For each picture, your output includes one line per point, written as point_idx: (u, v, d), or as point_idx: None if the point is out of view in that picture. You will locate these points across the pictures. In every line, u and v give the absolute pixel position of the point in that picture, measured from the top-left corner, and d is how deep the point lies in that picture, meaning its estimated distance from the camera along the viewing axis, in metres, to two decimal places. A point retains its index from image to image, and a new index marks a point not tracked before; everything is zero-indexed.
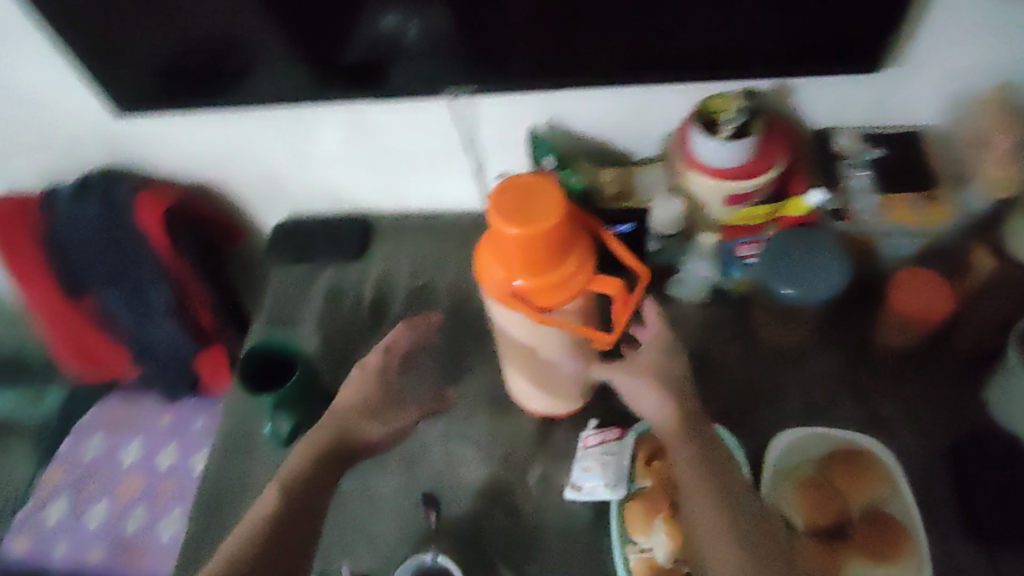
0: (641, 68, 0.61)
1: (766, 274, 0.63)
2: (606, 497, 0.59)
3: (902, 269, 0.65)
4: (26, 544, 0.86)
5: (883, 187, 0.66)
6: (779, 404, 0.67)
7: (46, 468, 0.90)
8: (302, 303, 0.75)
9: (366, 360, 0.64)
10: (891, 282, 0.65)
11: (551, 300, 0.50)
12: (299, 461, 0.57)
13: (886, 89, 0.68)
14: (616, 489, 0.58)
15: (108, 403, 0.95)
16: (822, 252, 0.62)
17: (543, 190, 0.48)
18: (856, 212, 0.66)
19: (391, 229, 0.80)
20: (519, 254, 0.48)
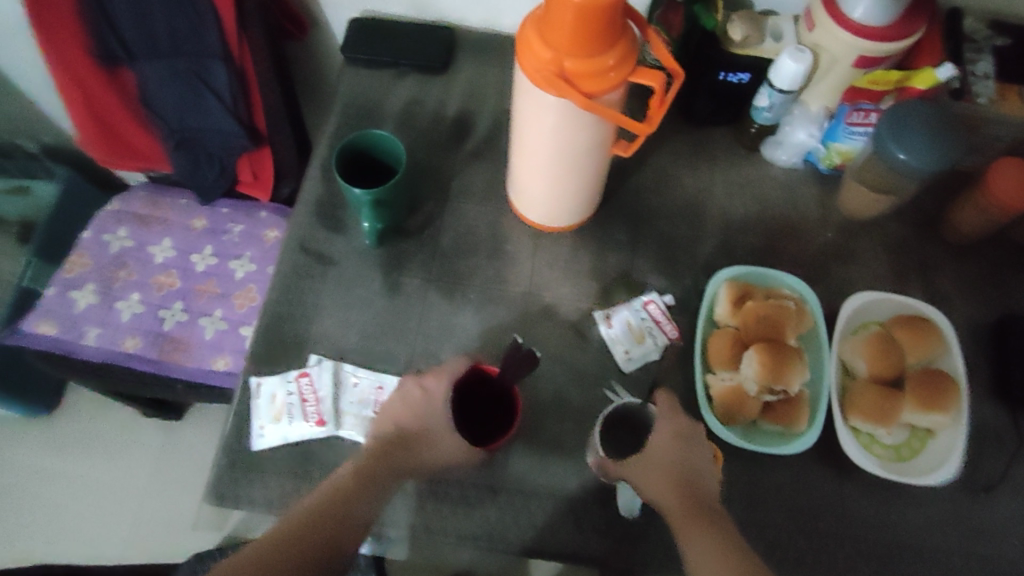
0: None
1: (880, 138, 0.63)
2: (616, 351, 0.65)
3: (1005, 158, 0.64)
4: (51, 329, 0.82)
5: (1001, 78, 0.67)
6: (850, 268, 0.70)
7: (72, 254, 0.85)
8: (380, 107, 0.75)
9: (429, 382, 0.57)
10: (991, 169, 0.65)
11: (591, 88, 0.51)
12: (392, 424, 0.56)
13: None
14: (629, 362, 0.65)
15: (136, 197, 0.90)
16: (938, 122, 0.61)
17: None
18: (978, 95, 0.66)
19: (476, 46, 0.79)
20: (568, 30, 0.48)
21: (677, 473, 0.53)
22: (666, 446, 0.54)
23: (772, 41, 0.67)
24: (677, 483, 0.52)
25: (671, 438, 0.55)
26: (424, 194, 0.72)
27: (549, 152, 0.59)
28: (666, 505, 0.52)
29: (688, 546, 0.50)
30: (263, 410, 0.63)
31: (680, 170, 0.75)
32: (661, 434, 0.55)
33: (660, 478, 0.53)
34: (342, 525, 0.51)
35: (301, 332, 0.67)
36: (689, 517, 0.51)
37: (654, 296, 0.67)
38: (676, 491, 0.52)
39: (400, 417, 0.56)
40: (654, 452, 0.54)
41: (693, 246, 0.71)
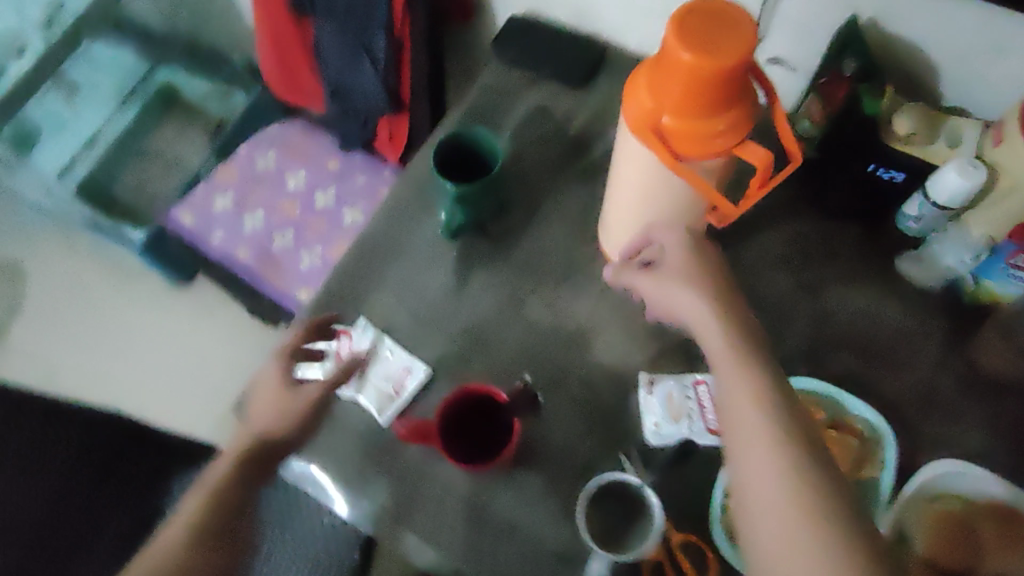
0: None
1: None
2: (648, 422, 0.60)
3: None
4: (188, 219, 0.92)
5: None
6: (953, 429, 0.59)
7: (224, 161, 0.95)
8: (508, 105, 0.76)
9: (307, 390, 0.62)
10: None
11: (685, 150, 0.47)
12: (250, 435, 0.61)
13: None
14: (657, 437, 0.60)
15: (290, 127, 0.99)
16: None
17: (736, 29, 0.42)
18: None
19: (624, 69, 0.77)
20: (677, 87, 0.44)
21: (740, 336, 0.49)
22: (668, 277, 0.54)
23: (945, 144, 0.58)
24: (744, 361, 0.47)
25: (682, 251, 0.54)
26: (516, 201, 0.71)
27: (634, 198, 0.56)
28: (732, 426, 0.46)
29: (752, 473, 0.43)
30: (306, 350, 0.66)
31: (791, 256, 0.67)
32: (673, 242, 0.55)
33: (684, 292, 0.52)
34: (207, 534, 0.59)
35: (359, 293, 0.69)
36: (766, 440, 0.44)
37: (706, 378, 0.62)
38: (750, 387, 0.46)
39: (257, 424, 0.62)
40: (677, 287, 0.53)
41: (775, 343, 0.64)
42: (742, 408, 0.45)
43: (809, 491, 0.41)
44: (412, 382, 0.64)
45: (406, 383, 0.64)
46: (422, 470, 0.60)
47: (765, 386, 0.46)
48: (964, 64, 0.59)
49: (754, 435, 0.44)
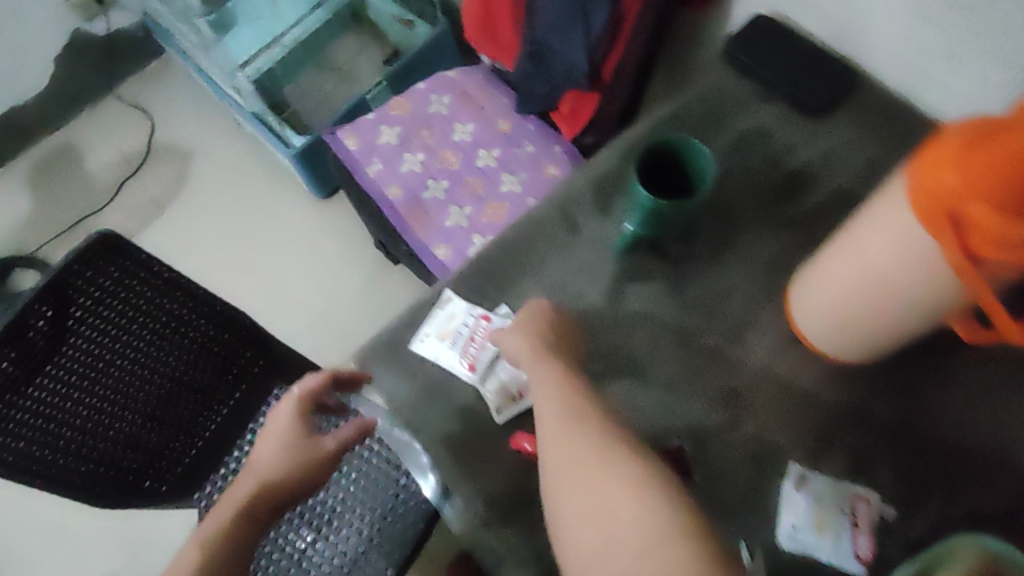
0: None
1: None
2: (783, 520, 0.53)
3: None
4: (352, 144, 0.90)
5: None
6: None
7: (400, 94, 0.92)
8: (724, 120, 0.68)
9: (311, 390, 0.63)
10: None
11: (983, 251, 0.37)
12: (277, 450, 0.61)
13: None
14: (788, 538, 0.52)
15: (473, 76, 0.94)
16: None
17: None
18: None
19: (871, 111, 0.66)
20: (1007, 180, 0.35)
21: (588, 411, 0.46)
22: (536, 366, 0.51)
23: None
24: (600, 444, 0.43)
25: (523, 331, 0.54)
26: (704, 228, 0.63)
27: (873, 276, 0.47)
28: (560, 511, 0.42)
29: (571, 503, 0.41)
30: (438, 320, 0.63)
31: (1017, 390, 0.56)
32: (515, 329, 0.55)
33: (540, 368, 0.51)
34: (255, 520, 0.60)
35: (510, 276, 0.64)
36: (586, 459, 0.42)
37: (873, 497, 0.52)
38: (576, 442, 0.43)
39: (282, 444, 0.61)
40: (535, 355, 0.52)
41: (970, 482, 0.53)
42: (570, 463, 0.43)
43: (589, 443, 0.43)
44: None
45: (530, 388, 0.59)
46: (527, 485, 0.56)
47: (600, 427, 0.44)
48: None
49: (570, 480, 0.42)
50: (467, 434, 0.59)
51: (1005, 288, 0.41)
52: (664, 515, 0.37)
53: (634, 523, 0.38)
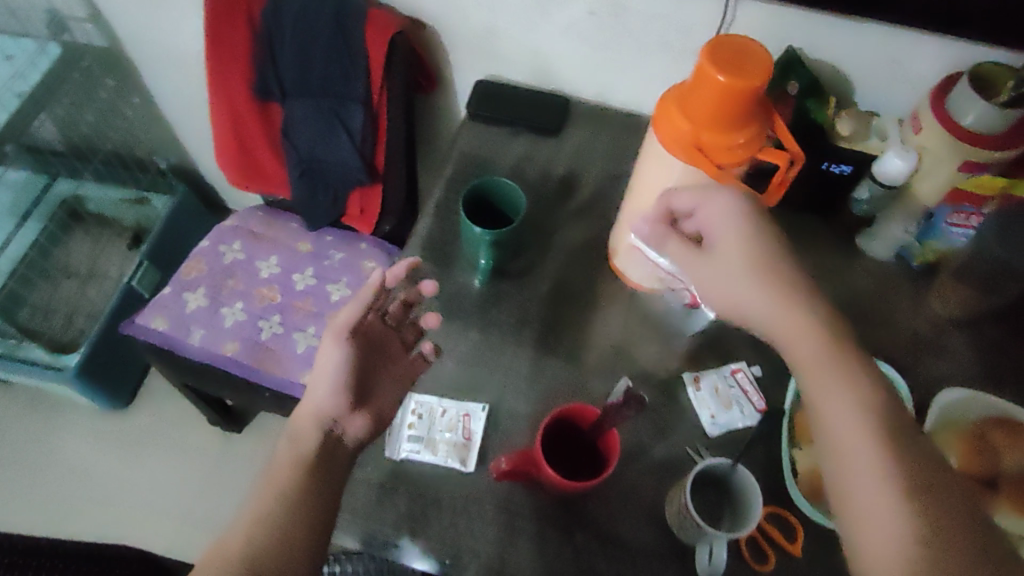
0: (934, 21, 0.64)
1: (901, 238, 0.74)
2: (704, 420, 0.66)
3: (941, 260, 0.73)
4: (162, 324, 0.88)
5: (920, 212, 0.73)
6: (944, 363, 0.71)
7: (189, 258, 0.92)
8: (494, 157, 0.82)
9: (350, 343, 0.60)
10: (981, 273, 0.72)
11: (721, 160, 0.56)
12: (329, 389, 0.58)
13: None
14: (713, 427, 0.65)
15: (252, 216, 0.98)
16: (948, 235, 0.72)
17: (752, 57, 0.52)
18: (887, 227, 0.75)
19: (586, 114, 0.86)
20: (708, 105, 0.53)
21: (879, 413, 0.47)
22: (776, 315, 0.51)
23: (877, 138, 0.71)
24: (885, 459, 0.45)
25: (740, 220, 0.53)
26: (528, 241, 0.76)
27: None
28: (850, 507, 0.46)
29: (848, 477, 0.46)
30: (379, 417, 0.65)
31: None
32: (734, 227, 0.53)
33: (785, 311, 0.51)
34: (301, 460, 0.55)
35: None
36: (853, 443, 0.46)
37: (741, 365, 0.69)
38: (835, 413, 0.47)
39: (335, 379, 0.59)
40: (788, 306, 0.51)
41: None
42: (862, 486, 0.45)
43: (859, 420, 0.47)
44: (477, 424, 0.65)
45: (472, 427, 0.64)
46: (517, 507, 0.60)
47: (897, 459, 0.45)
48: (873, 70, 0.73)
49: (870, 501, 0.45)
50: (447, 497, 0.61)
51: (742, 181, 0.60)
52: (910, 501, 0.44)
53: (907, 535, 0.43)
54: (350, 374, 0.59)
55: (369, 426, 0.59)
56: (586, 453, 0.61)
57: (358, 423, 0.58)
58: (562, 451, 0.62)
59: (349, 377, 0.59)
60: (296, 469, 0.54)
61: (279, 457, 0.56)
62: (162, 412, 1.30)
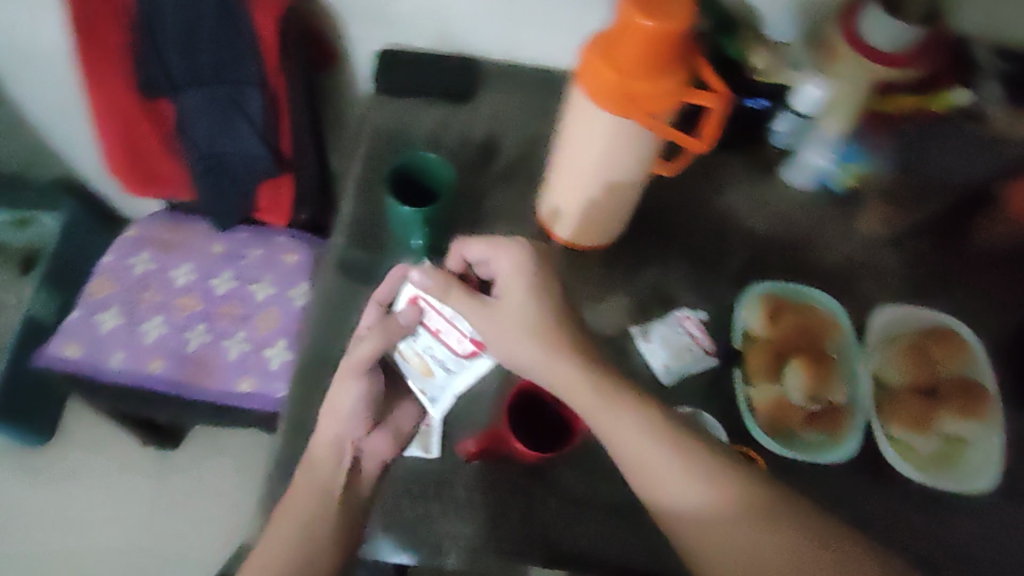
0: None
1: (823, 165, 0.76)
2: (657, 370, 0.66)
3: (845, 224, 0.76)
4: (77, 351, 0.80)
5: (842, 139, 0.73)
6: (876, 282, 0.72)
7: (93, 276, 0.83)
8: (410, 132, 0.78)
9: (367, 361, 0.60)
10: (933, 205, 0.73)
11: (653, 108, 0.53)
12: (359, 420, 0.59)
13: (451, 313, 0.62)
14: (669, 375, 0.65)
15: (155, 223, 0.90)
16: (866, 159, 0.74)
17: None
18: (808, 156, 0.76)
19: (499, 74, 0.83)
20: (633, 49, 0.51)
21: (634, 398, 0.53)
22: (542, 349, 0.54)
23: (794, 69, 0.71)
24: (657, 424, 0.52)
25: (529, 297, 0.56)
26: (457, 214, 0.73)
27: (596, 168, 0.60)
28: (660, 489, 0.50)
29: (638, 460, 0.51)
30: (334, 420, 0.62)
31: (703, 192, 0.78)
32: (523, 297, 0.56)
33: (557, 365, 0.54)
34: (328, 491, 0.57)
35: (341, 346, 0.65)
36: (627, 425, 0.51)
37: (689, 312, 0.68)
38: (605, 406, 0.52)
39: (367, 408, 0.60)
40: (525, 304, 0.56)
41: (715, 262, 0.73)
42: (647, 464, 0.50)
43: (621, 406, 0.52)
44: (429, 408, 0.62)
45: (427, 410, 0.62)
46: (489, 488, 0.59)
47: (679, 428, 0.52)
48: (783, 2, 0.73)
49: (668, 475, 0.49)
50: (413, 487, 0.58)
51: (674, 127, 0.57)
52: (691, 459, 0.50)
53: (702, 488, 0.49)
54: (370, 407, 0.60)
55: (390, 444, 0.59)
56: (549, 420, 0.60)
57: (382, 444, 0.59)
58: (523, 420, 0.60)
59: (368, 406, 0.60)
60: (323, 502, 0.56)
61: (298, 484, 0.57)
62: (86, 445, 1.21)
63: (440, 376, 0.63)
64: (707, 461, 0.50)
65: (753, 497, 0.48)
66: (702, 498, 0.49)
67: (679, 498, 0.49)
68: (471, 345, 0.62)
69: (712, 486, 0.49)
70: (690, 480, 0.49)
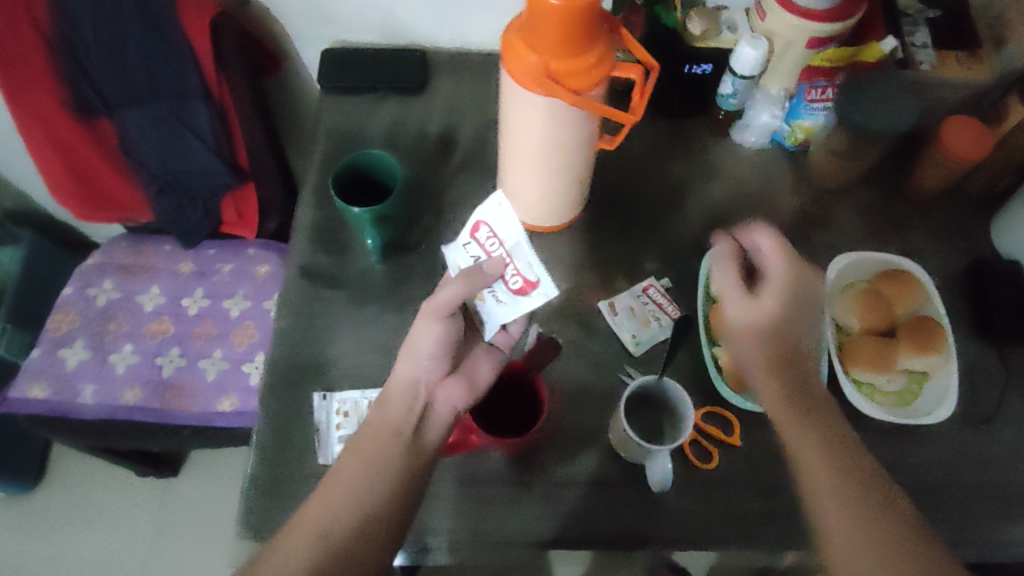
0: None
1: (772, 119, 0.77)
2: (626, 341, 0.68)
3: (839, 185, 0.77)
4: (43, 390, 0.81)
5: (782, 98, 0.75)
6: (829, 234, 0.75)
7: (55, 310, 0.84)
8: (365, 130, 0.77)
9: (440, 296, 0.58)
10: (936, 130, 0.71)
11: (577, 85, 0.56)
12: (429, 361, 0.58)
13: (508, 228, 0.58)
14: (637, 345, 0.68)
15: (119, 248, 0.90)
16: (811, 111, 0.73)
17: None
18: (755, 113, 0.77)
19: (450, 61, 0.82)
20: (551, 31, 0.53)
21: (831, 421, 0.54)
22: (771, 368, 0.57)
23: (729, 32, 0.71)
24: (839, 439, 0.53)
25: (785, 268, 0.58)
26: (421, 208, 0.73)
27: (542, 149, 0.62)
28: (822, 503, 0.50)
29: (817, 475, 0.51)
30: (321, 425, 0.64)
31: (659, 162, 0.78)
32: (778, 298, 0.58)
33: (768, 378, 0.57)
34: (399, 433, 0.55)
35: (315, 354, 0.67)
36: (827, 442, 0.53)
37: (652, 281, 0.71)
38: (800, 424, 0.54)
39: (439, 354, 0.58)
40: (763, 311, 0.58)
41: (676, 232, 0.75)
42: (829, 474, 0.51)
43: (819, 425, 0.54)
44: None
45: None
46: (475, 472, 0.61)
47: (844, 437, 0.53)
48: None
49: (832, 488, 0.50)
50: None
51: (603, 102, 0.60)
52: (843, 482, 0.50)
53: (860, 508, 0.49)
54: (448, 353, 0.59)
55: (462, 391, 0.58)
56: (523, 405, 0.62)
57: (455, 391, 0.58)
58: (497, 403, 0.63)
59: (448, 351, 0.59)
60: (396, 436, 0.54)
61: (369, 421, 0.56)
62: (82, 472, 1.22)
63: (488, 301, 0.61)
64: (863, 479, 0.51)
65: (891, 516, 0.49)
66: (857, 520, 0.49)
67: (827, 514, 0.50)
68: (522, 283, 0.57)
69: (863, 508, 0.49)
70: (846, 504, 0.49)
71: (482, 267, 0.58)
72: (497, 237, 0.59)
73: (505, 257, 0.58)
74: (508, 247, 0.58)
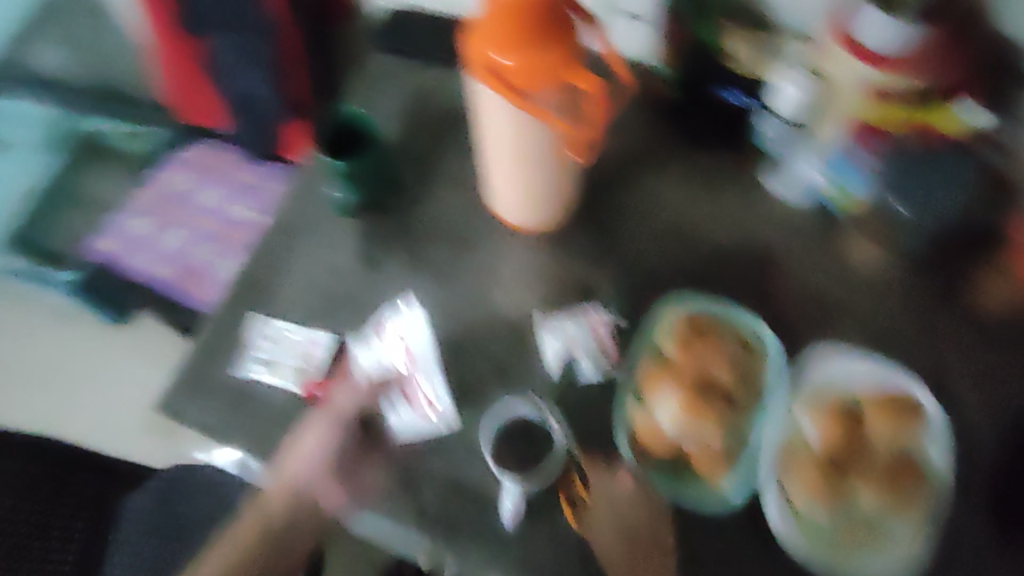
0: None
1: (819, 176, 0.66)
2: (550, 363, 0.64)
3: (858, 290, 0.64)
4: (112, 246, 1.01)
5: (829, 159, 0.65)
6: (838, 329, 0.63)
7: (143, 188, 1.03)
8: (393, 92, 0.80)
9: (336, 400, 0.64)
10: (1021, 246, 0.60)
11: (527, 87, 0.52)
12: (315, 463, 0.63)
13: (418, 341, 0.65)
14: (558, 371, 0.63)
15: (202, 148, 1.04)
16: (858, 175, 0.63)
17: None
18: (794, 162, 0.68)
19: None
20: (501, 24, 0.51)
21: None
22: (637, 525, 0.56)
23: (778, 65, 0.67)
24: None
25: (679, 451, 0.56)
26: (410, 177, 0.75)
27: (506, 147, 0.59)
28: None
29: None
30: (247, 344, 0.68)
31: (673, 193, 0.71)
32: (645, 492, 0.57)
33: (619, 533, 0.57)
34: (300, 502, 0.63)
35: (266, 281, 0.71)
36: None
37: (601, 313, 0.65)
38: None
39: (325, 448, 0.63)
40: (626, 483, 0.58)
41: (655, 273, 0.67)
42: None
43: None
44: (321, 348, 0.67)
45: (317, 352, 0.67)
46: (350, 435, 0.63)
47: None
48: None
49: None
50: (285, 418, 0.64)
51: (567, 111, 0.55)
52: None
53: None
54: (337, 467, 0.62)
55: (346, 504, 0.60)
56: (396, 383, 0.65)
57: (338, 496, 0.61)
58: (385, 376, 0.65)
59: (331, 462, 0.62)
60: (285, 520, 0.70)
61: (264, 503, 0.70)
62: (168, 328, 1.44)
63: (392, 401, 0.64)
64: None
65: None
66: None
67: None
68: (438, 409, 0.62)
69: None
70: None
71: (388, 379, 0.64)
72: (409, 354, 0.65)
73: (410, 373, 0.64)
74: (416, 369, 0.64)
